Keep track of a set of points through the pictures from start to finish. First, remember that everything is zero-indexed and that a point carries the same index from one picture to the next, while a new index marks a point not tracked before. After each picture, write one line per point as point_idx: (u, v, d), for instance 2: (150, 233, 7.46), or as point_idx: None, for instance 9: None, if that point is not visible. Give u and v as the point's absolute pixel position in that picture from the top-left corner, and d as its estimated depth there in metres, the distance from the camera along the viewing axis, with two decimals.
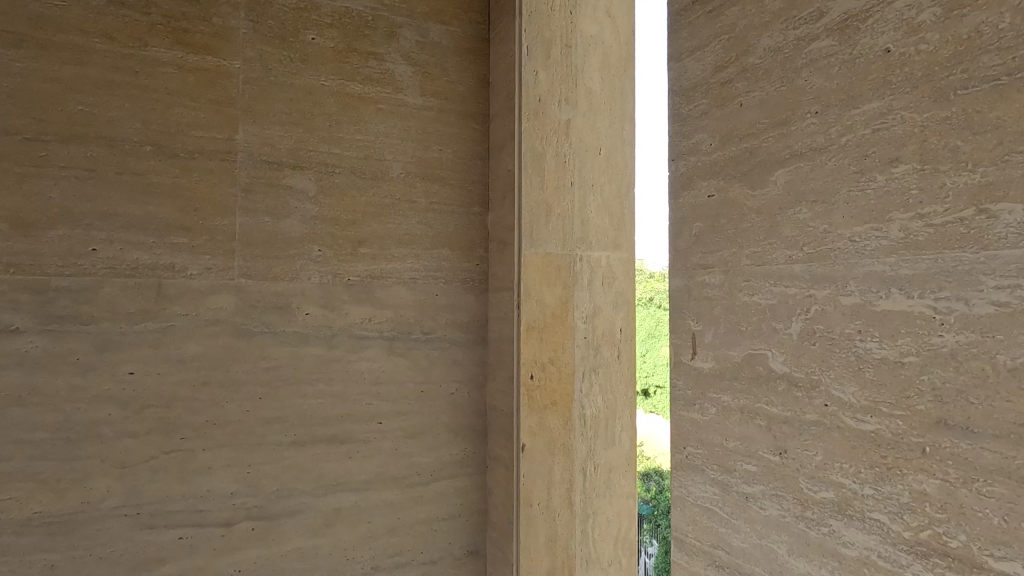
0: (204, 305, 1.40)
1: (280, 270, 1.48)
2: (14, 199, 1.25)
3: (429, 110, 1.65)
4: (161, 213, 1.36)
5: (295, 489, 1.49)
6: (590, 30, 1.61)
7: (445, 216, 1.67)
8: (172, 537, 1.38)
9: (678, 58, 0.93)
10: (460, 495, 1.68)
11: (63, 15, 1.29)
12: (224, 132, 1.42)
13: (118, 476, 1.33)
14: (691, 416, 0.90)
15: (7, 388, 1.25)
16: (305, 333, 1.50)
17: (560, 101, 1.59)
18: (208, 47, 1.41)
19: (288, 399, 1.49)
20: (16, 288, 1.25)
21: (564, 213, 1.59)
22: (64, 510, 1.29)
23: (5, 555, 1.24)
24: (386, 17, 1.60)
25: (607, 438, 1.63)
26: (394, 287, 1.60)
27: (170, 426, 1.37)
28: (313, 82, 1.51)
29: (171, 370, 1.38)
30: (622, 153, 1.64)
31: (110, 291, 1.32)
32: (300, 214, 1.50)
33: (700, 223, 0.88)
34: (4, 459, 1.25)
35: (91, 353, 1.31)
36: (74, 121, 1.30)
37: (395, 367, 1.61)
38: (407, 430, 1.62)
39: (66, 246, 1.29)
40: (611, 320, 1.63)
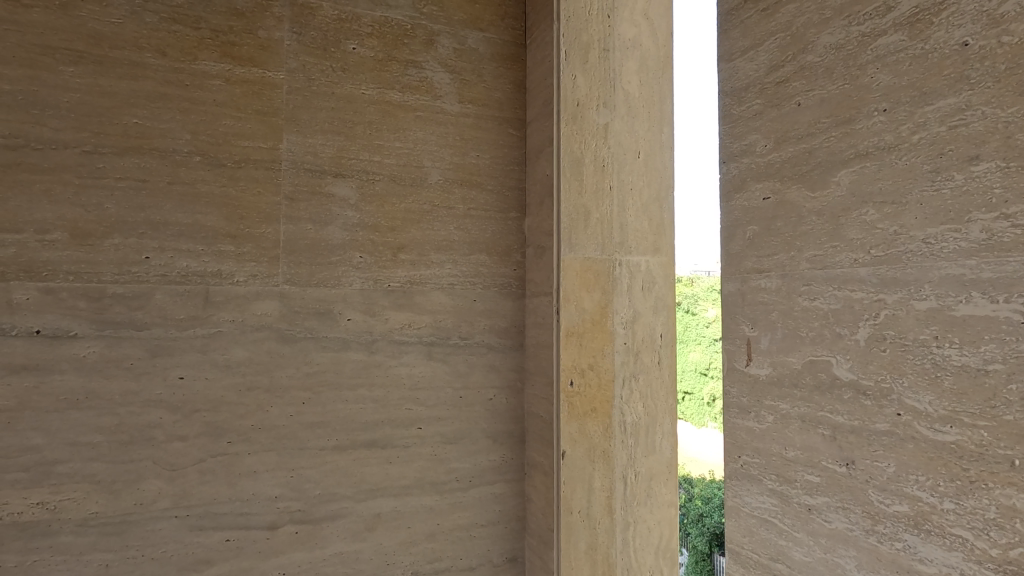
0: (250, 312, 1.43)
1: (323, 276, 1.50)
2: (73, 210, 1.30)
3: (466, 117, 1.66)
4: (209, 222, 1.40)
5: (337, 493, 1.51)
6: (629, 32, 1.59)
7: (483, 221, 1.67)
8: (220, 539, 1.40)
9: (729, 59, 0.91)
10: (499, 502, 1.68)
11: (119, 32, 1.34)
12: (269, 142, 1.45)
13: (169, 478, 1.36)
14: (747, 424, 0.87)
15: (65, 391, 1.29)
16: (347, 338, 1.52)
17: (598, 105, 1.58)
18: (254, 60, 1.44)
19: (330, 404, 1.50)
20: (75, 295, 1.30)
21: (603, 218, 1.57)
22: (119, 511, 1.32)
23: (63, 554, 1.28)
24: (424, 25, 1.62)
25: (648, 445, 1.60)
26: (433, 293, 1.61)
27: (217, 430, 1.40)
28: (354, 91, 1.54)
29: (219, 375, 1.41)
30: (661, 156, 1.62)
31: (161, 297, 1.36)
32: (342, 221, 1.52)
33: (754, 226, 0.86)
34: (62, 460, 1.29)
35: (143, 358, 1.35)
36: (129, 134, 1.34)
37: (434, 373, 1.61)
38: (446, 435, 1.62)
39: (121, 254, 1.33)
40: (650, 325, 1.61)
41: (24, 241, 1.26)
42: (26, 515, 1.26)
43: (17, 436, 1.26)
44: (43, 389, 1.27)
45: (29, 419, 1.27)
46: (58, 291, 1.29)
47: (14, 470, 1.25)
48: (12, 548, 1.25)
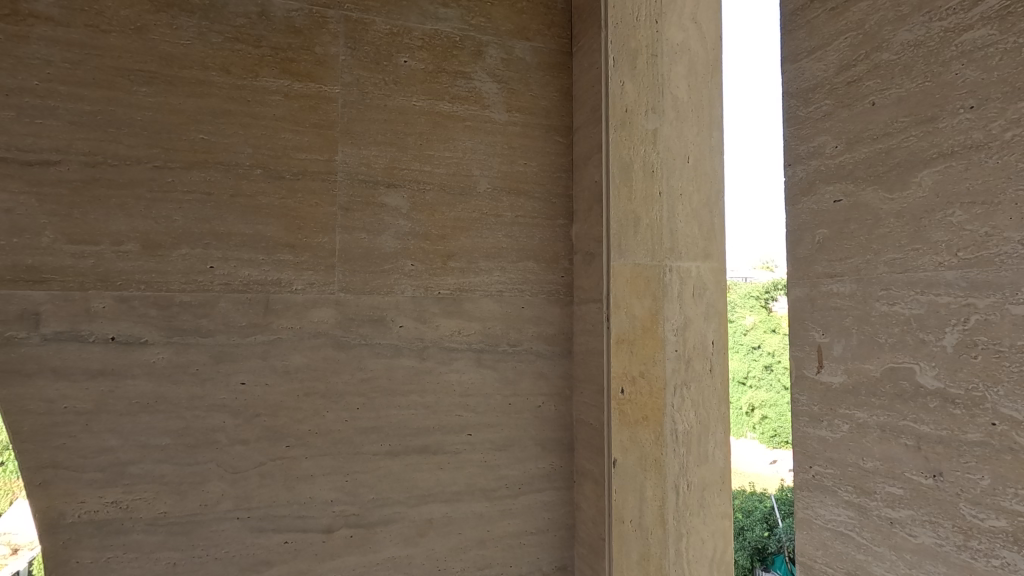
0: (307, 319, 1.47)
1: (376, 284, 1.53)
2: (145, 222, 1.36)
3: (514, 125, 1.68)
4: (269, 232, 1.44)
5: (390, 498, 1.53)
6: (676, 37, 1.57)
7: (531, 229, 1.68)
8: (279, 541, 1.44)
9: (794, 59, 0.89)
10: (548, 509, 1.67)
11: (187, 52, 1.40)
12: (326, 154, 1.50)
13: (231, 480, 1.41)
14: (819, 434, 0.85)
15: (137, 395, 1.35)
16: (399, 345, 1.55)
17: (646, 111, 1.56)
18: (311, 75, 1.49)
19: (384, 409, 1.53)
20: (146, 303, 1.36)
21: (653, 223, 1.56)
22: (185, 511, 1.37)
23: (134, 551, 1.34)
24: (473, 37, 1.65)
25: (700, 454, 1.57)
26: (482, 300, 1.63)
27: (277, 434, 1.44)
28: (406, 103, 1.57)
29: (278, 381, 1.45)
30: (711, 161, 1.60)
31: (225, 305, 1.41)
32: (394, 230, 1.55)
33: (824, 229, 0.84)
34: (135, 462, 1.35)
35: (208, 363, 1.40)
36: (196, 149, 1.40)
37: (484, 380, 1.62)
38: (495, 442, 1.63)
39: (188, 264, 1.39)
40: (702, 332, 1.58)
41: (101, 252, 1.33)
42: (101, 514, 1.32)
43: (94, 437, 1.32)
44: (117, 393, 1.34)
45: (105, 422, 1.33)
46: (131, 300, 1.35)
47: (90, 470, 1.32)
48: (88, 545, 1.31)
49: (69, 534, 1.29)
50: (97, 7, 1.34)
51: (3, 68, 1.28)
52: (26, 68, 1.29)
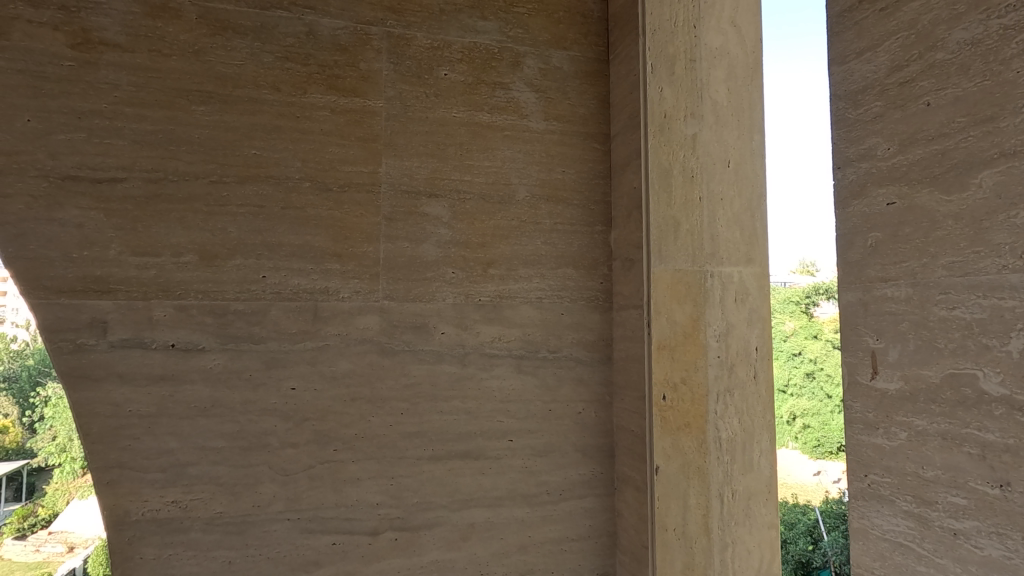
0: (353, 326, 1.51)
1: (418, 292, 1.57)
2: (202, 234, 1.43)
3: (552, 134, 1.70)
4: (317, 242, 1.50)
5: (433, 502, 1.55)
6: (715, 41, 1.57)
7: (570, 236, 1.69)
8: (327, 542, 1.48)
9: (842, 61, 0.89)
10: (589, 516, 1.67)
11: (241, 72, 1.47)
12: (370, 166, 1.54)
13: (282, 482, 1.46)
14: (874, 441, 0.83)
15: (195, 399, 1.41)
16: (441, 351, 1.57)
17: (685, 116, 1.55)
18: (356, 90, 1.55)
19: (427, 414, 1.56)
20: (203, 312, 1.42)
21: (693, 229, 1.54)
22: (240, 512, 1.43)
23: (193, 549, 1.40)
24: (511, 48, 1.68)
25: (745, 462, 1.55)
26: (522, 307, 1.64)
27: (325, 438, 1.49)
28: (446, 114, 1.61)
29: (326, 386, 1.49)
30: (752, 165, 1.58)
31: (276, 313, 1.47)
32: (436, 239, 1.58)
33: (877, 233, 0.82)
34: (193, 463, 1.41)
35: (261, 369, 1.45)
36: (249, 164, 1.46)
37: (524, 386, 1.64)
38: (536, 448, 1.64)
39: (241, 274, 1.45)
40: (745, 338, 1.56)
41: (163, 263, 1.41)
42: (162, 512, 1.38)
43: (155, 440, 1.39)
44: (176, 398, 1.40)
45: (166, 425, 1.40)
46: (190, 308, 1.42)
47: (153, 471, 1.39)
48: (151, 542, 1.37)
49: (133, 531, 1.36)
50: (159, 32, 1.42)
51: (75, 92, 1.36)
52: (95, 92, 1.38)
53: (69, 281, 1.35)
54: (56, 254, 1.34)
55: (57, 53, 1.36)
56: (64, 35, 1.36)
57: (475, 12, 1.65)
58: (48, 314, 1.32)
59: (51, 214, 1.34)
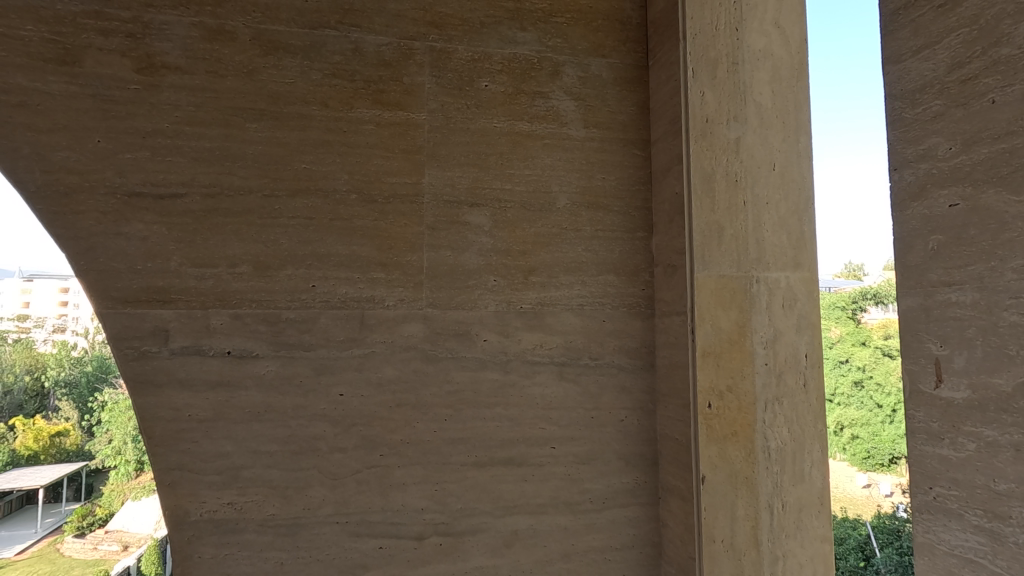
0: (398, 333, 1.55)
1: (460, 300, 1.59)
2: (255, 245, 1.49)
3: (592, 141, 1.70)
4: (364, 252, 1.54)
5: (477, 508, 1.57)
6: (758, 43, 1.55)
7: (611, 243, 1.69)
8: (374, 546, 1.51)
9: (898, 60, 0.87)
10: (633, 525, 1.65)
11: (292, 90, 1.53)
12: (413, 177, 1.58)
13: (331, 486, 1.50)
14: (940, 452, 0.80)
15: (249, 404, 1.47)
16: (483, 358, 1.59)
17: (729, 119, 1.53)
18: (400, 103, 1.59)
19: (470, 421, 1.57)
20: (257, 320, 1.48)
21: (737, 234, 1.52)
22: (291, 514, 1.47)
23: (247, 550, 1.45)
24: (550, 57, 1.69)
25: (796, 473, 1.50)
26: (564, 314, 1.65)
27: (371, 443, 1.52)
28: (487, 125, 1.64)
29: (373, 393, 1.53)
30: (799, 167, 1.56)
31: (325, 321, 1.51)
32: (478, 247, 1.61)
33: (939, 236, 0.80)
34: (247, 466, 1.46)
35: (311, 375, 1.50)
36: (299, 178, 1.52)
37: (566, 393, 1.64)
38: (579, 456, 1.64)
39: (292, 283, 1.50)
40: (794, 345, 1.52)
41: (219, 274, 1.47)
42: (219, 513, 1.44)
43: (212, 443, 1.45)
44: (232, 403, 1.46)
45: (222, 429, 1.46)
46: (244, 317, 1.47)
47: (210, 473, 1.44)
48: (208, 542, 1.42)
49: (192, 531, 1.41)
50: (216, 54, 1.49)
51: (140, 114, 1.45)
52: (158, 113, 1.46)
53: (134, 291, 1.42)
54: (123, 266, 1.42)
55: (124, 77, 1.44)
56: (131, 60, 1.45)
57: (515, 23, 1.67)
58: (116, 323, 1.40)
59: (118, 228, 1.43)
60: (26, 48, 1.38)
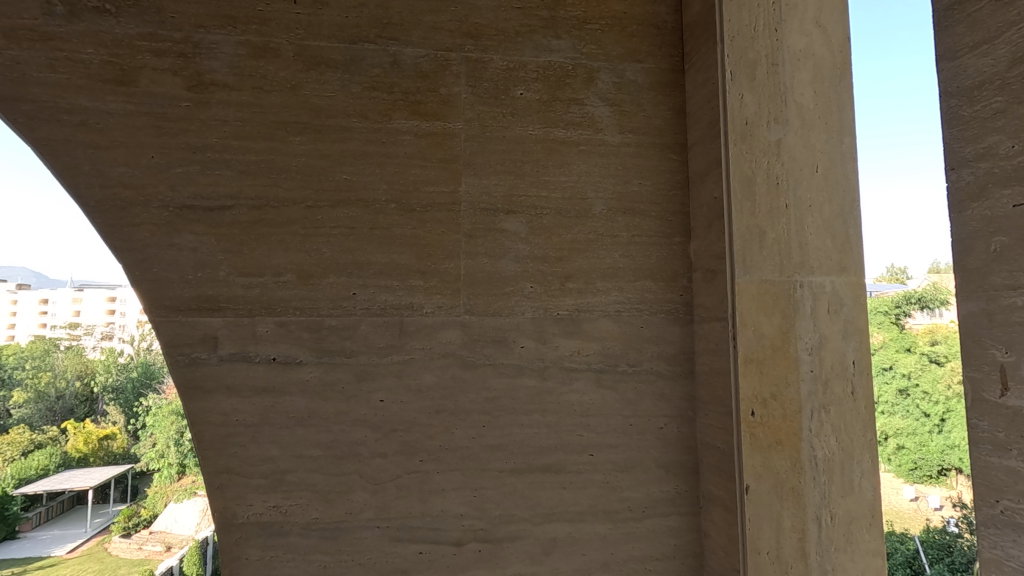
0: (436, 340, 1.56)
1: (497, 306, 1.60)
2: (299, 255, 1.53)
3: (627, 146, 1.70)
4: (403, 260, 1.56)
5: (516, 515, 1.57)
6: (799, 44, 1.52)
7: (648, 248, 1.67)
8: (414, 551, 1.52)
9: (953, 56, 0.87)
10: (674, 535, 1.63)
11: (333, 103, 1.57)
12: (450, 186, 1.60)
13: (372, 491, 1.52)
14: (1006, 464, 0.78)
15: (293, 410, 1.50)
16: (521, 365, 1.59)
17: (769, 121, 1.51)
18: (437, 114, 1.61)
19: (508, 428, 1.58)
20: (301, 327, 1.52)
21: (779, 237, 1.49)
22: (334, 518, 1.50)
23: (291, 552, 1.48)
24: (585, 64, 1.70)
25: (844, 484, 1.46)
26: (601, 321, 1.64)
27: (411, 449, 1.54)
28: (523, 132, 1.65)
29: (412, 399, 1.55)
30: (843, 168, 1.52)
31: (365, 328, 1.54)
32: (514, 254, 1.61)
33: (1002, 237, 0.79)
34: (292, 470, 1.50)
35: (352, 382, 1.53)
36: (340, 188, 1.56)
37: (604, 400, 1.63)
38: (617, 463, 1.62)
39: (334, 291, 1.54)
40: (840, 351, 1.48)
41: (265, 283, 1.51)
42: (265, 516, 1.48)
43: (258, 447, 1.49)
44: (278, 408, 1.50)
45: (268, 433, 1.50)
46: (288, 324, 1.51)
47: (257, 476, 1.48)
48: (255, 544, 1.46)
49: (240, 533, 1.45)
50: (261, 71, 1.55)
51: (190, 130, 1.51)
52: (207, 128, 1.52)
53: (185, 299, 1.47)
54: (175, 276, 1.47)
55: (176, 95, 1.51)
56: (182, 79, 1.51)
57: (549, 31, 1.68)
58: (168, 331, 1.45)
59: (171, 240, 1.48)
60: (87, 70, 1.46)
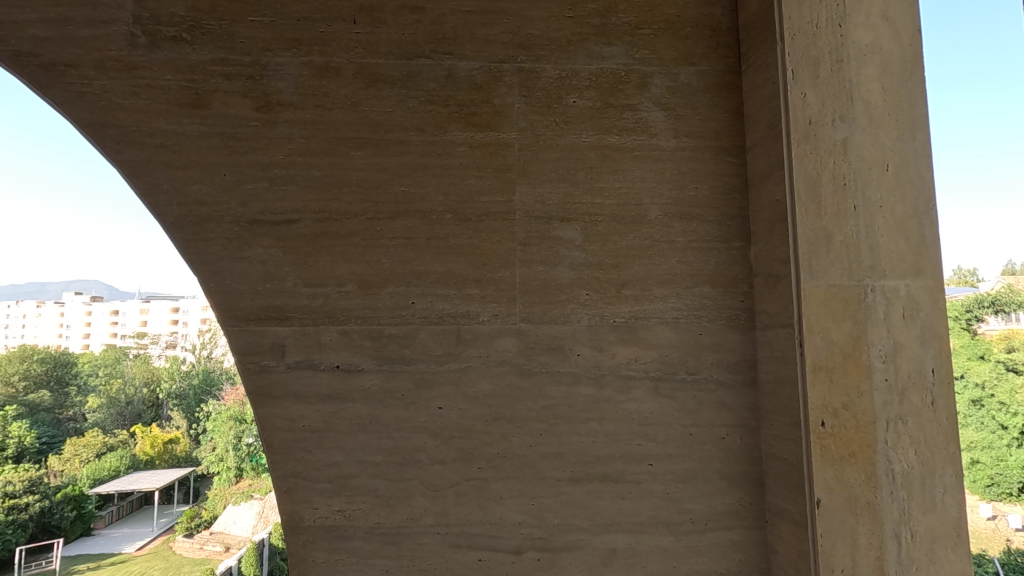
0: (493, 347, 1.57)
1: (554, 314, 1.60)
2: (361, 265, 1.58)
3: (683, 151, 1.67)
4: (459, 269, 1.59)
5: (574, 524, 1.56)
6: (865, 39, 1.47)
7: (706, 253, 1.64)
8: (474, 558, 1.53)
9: None
10: (738, 550, 1.58)
11: (392, 118, 1.62)
12: (505, 195, 1.61)
13: (432, 497, 1.54)
14: None
15: (356, 416, 1.55)
16: (577, 372, 1.59)
17: (834, 120, 1.46)
18: (491, 125, 1.64)
19: (565, 436, 1.57)
20: (362, 336, 1.56)
21: (847, 240, 1.43)
22: (396, 523, 1.53)
23: (356, 555, 1.52)
24: (638, 70, 1.68)
25: (925, 500, 1.38)
26: (659, 328, 1.61)
27: (469, 456, 1.56)
28: (576, 140, 1.65)
29: (470, 406, 1.56)
30: (916, 166, 1.45)
31: (424, 336, 1.57)
32: (569, 261, 1.61)
33: None
34: (355, 475, 1.54)
35: (412, 389, 1.56)
36: (399, 201, 1.60)
37: (663, 409, 1.60)
38: (677, 474, 1.58)
39: (394, 300, 1.58)
40: (917, 359, 1.41)
41: (329, 293, 1.56)
42: (330, 520, 1.52)
43: (324, 452, 1.53)
44: (341, 414, 1.54)
45: (332, 439, 1.54)
46: (351, 333, 1.56)
47: (322, 481, 1.53)
48: (321, 547, 1.50)
49: (306, 536, 1.50)
50: (324, 89, 1.61)
51: (259, 148, 1.58)
52: (274, 146, 1.58)
53: (255, 309, 1.54)
54: (245, 288, 1.54)
55: (245, 115, 1.58)
56: (251, 100, 1.59)
57: (601, 38, 1.69)
58: (241, 340, 1.52)
59: (241, 253, 1.55)
60: (166, 95, 1.56)
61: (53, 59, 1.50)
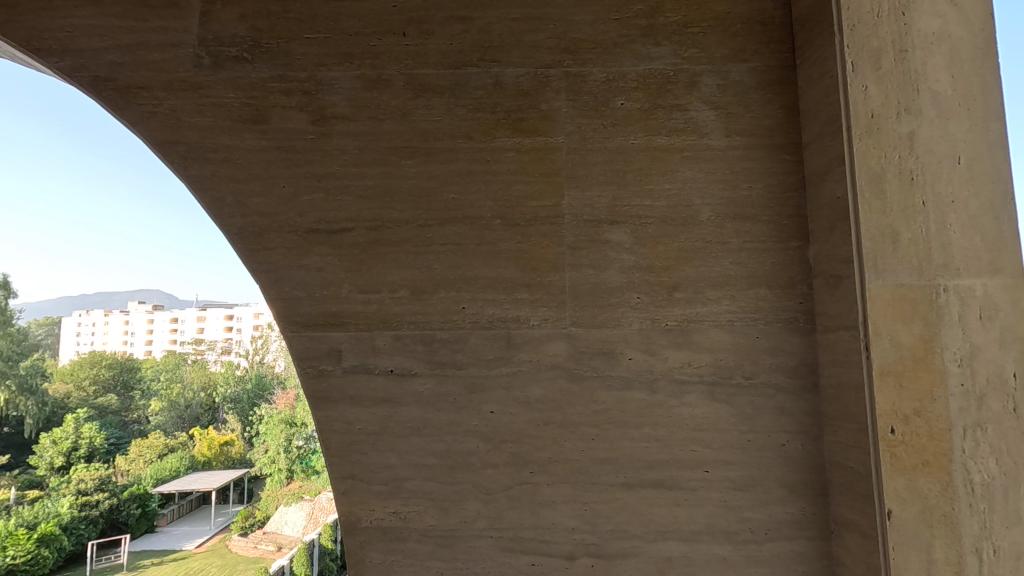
0: (543, 352, 1.58)
1: (604, 318, 1.59)
2: (413, 271, 1.61)
3: (735, 150, 1.63)
4: (508, 274, 1.60)
5: (628, 531, 1.54)
6: (931, 26, 1.41)
7: (761, 254, 1.59)
8: (527, 562, 1.53)
9: None
10: (801, 561, 1.52)
11: (441, 126, 1.65)
12: (553, 199, 1.62)
13: (484, 501, 1.55)
14: None
15: (410, 420, 1.57)
16: (629, 377, 1.57)
17: (899, 112, 1.39)
18: (538, 129, 1.64)
19: (618, 441, 1.55)
20: (415, 340, 1.59)
21: (916, 238, 1.36)
22: (449, 526, 1.55)
23: (411, 557, 1.54)
24: (687, 69, 1.66)
25: (1009, 513, 1.29)
26: (712, 331, 1.58)
27: (521, 460, 1.56)
28: (624, 142, 1.63)
29: (521, 410, 1.57)
30: (990, 158, 1.38)
31: (474, 341, 1.59)
32: (619, 265, 1.60)
33: None
34: (409, 477, 1.56)
35: (463, 393, 1.58)
36: (448, 207, 1.62)
37: (718, 414, 1.56)
38: (734, 481, 1.54)
39: (445, 306, 1.60)
40: (997, 362, 1.33)
41: (382, 299, 1.60)
42: (386, 521, 1.55)
43: (379, 455, 1.57)
44: (395, 418, 1.58)
45: (387, 442, 1.57)
46: (404, 338, 1.59)
47: (377, 483, 1.56)
48: (377, 548, 1.54)
49: (363, 536, 1.54)
50: (375, 101, 1.65)
51: (314, 160, 1.64)
52: (329, 157, 1.64)
53: (312, 316, 1.60)
54: (303, 295, 1.60)
55: (302, 129, 1.65)
56: (307, 114, 1.65)
57: (649, 39, 1.67)
58: (300, 345, 1.58)
59: (299, 261, 1.61)
60: (228, 112, 1.63)
61: (128, 83, 1.61)
